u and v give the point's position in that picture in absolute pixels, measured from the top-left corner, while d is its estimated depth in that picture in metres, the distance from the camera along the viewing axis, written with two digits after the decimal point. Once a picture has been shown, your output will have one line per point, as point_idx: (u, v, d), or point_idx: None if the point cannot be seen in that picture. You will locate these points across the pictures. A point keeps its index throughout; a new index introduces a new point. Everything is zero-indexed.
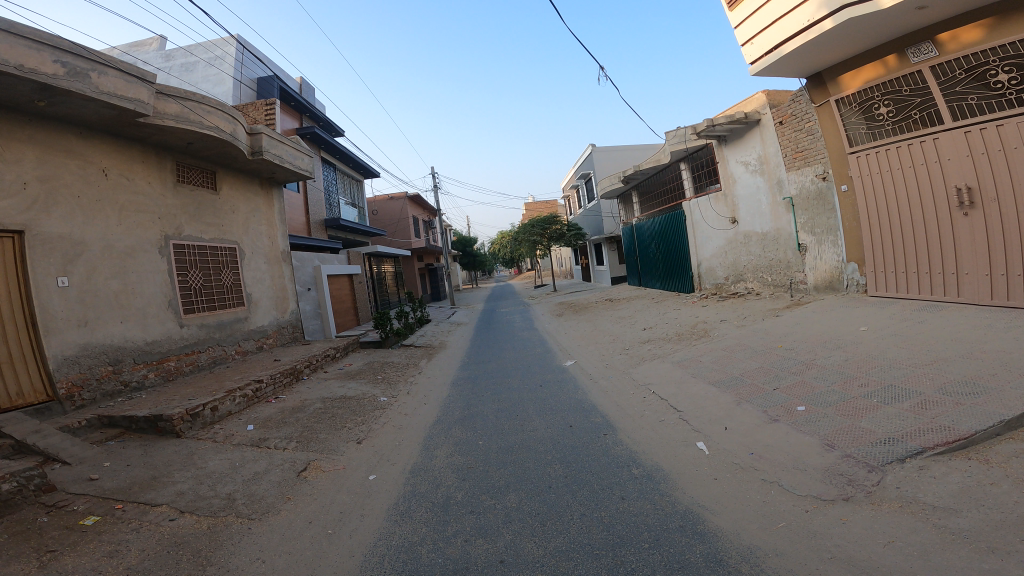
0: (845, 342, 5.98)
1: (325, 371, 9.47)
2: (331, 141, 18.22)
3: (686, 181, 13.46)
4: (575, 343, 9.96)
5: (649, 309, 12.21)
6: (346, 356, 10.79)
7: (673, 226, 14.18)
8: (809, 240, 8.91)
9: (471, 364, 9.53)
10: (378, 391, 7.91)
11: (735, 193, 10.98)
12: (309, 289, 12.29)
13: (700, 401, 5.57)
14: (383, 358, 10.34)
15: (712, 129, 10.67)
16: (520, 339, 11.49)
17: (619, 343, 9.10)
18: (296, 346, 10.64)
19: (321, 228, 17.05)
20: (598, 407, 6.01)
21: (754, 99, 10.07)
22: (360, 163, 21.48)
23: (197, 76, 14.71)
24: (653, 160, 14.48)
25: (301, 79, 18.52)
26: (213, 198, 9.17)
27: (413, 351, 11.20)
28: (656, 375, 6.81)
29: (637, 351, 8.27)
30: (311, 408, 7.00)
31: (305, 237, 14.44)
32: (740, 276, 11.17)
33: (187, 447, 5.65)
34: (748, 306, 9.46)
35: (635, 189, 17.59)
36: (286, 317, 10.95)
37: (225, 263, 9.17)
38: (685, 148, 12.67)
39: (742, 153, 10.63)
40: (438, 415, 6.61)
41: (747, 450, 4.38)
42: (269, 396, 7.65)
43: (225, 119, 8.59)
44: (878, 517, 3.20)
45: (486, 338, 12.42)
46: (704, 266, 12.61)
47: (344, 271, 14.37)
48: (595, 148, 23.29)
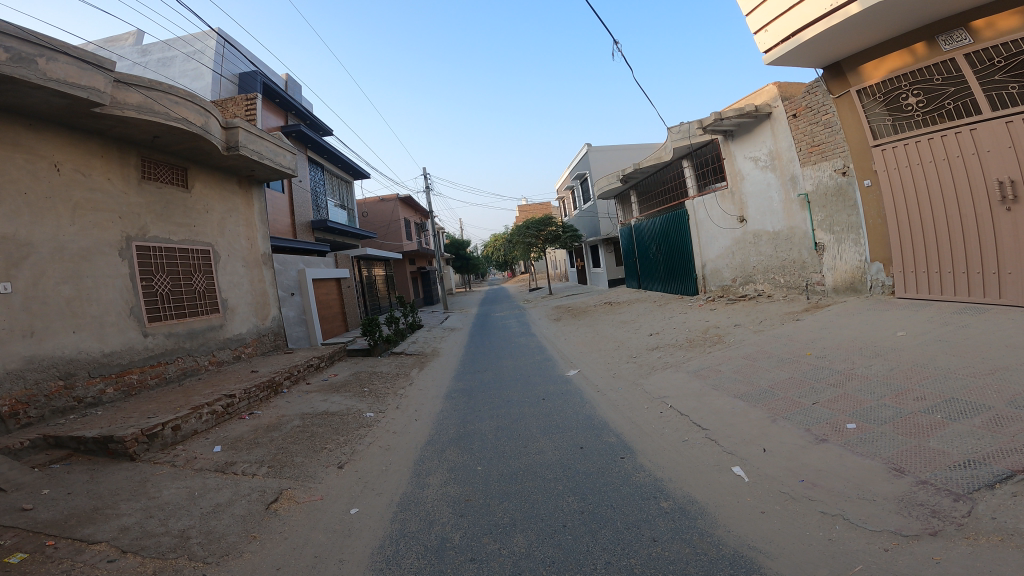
0: (884, 350, 5.41)
1: (307, 382, 8.75)
2: (318, 141, 17.48)
3: (689, 180, 12.89)
4: (577, 350, 9.33)
5: (654, 313, 11.59)
6: (332, 366, 10.08)
7: (675, 226, 13.61)
8: (827, 239, 8.35)
9: (466, 374, 8.81)
10: (365, 406, 7.21)
11: (744, 190, 10.40)
12: (292, 294, 11.56)
13: (727, 417, 4.94)
14: (372, 367, 9.62)
15: (720, 123, 10.12)
16: (517, 346, 10.79)
17: (626, 350, 8.47)
18: (277, 355, 9.90)
19: (307, 230, 16.31)
20: (611, 425, 5.35)
21: (765, 91, 9.53)
22: (349, 163, 20.74)
23: (176, 71, 13.94)
24: (653, 158, 13.92)
25: (287, 76, 17.82)
26: (185, 197, 8.45)
27: (404, 359, 10.50)
28: (672, 386, 6.18)
29: (647, 359, 7.64)
30: (288, 426, 6.30)
31: (290, 239, 13.70)
32: (749, 278, 10.56)
33: (141, 473, 4.92)
34: (761, 309, 8.86)
35: (634, 189, 17.03)
36: (267, 324, 10.20)
37: (198, 267, 8.45)
38: (689, 145, 12.12)
39: (751, 148, 10.07)
40: (430, 435, 5.94)
41: (795, 477, 3.75)
42: (243, 412, 6.94)
43: (196, 112, 7.86)
44: (980, 555, 2.59)
45: (482, 345, 11.73)
46: (709, 267, 12.02)
47: (331, 275, 13.64)
48: (590, 148, 22.79)
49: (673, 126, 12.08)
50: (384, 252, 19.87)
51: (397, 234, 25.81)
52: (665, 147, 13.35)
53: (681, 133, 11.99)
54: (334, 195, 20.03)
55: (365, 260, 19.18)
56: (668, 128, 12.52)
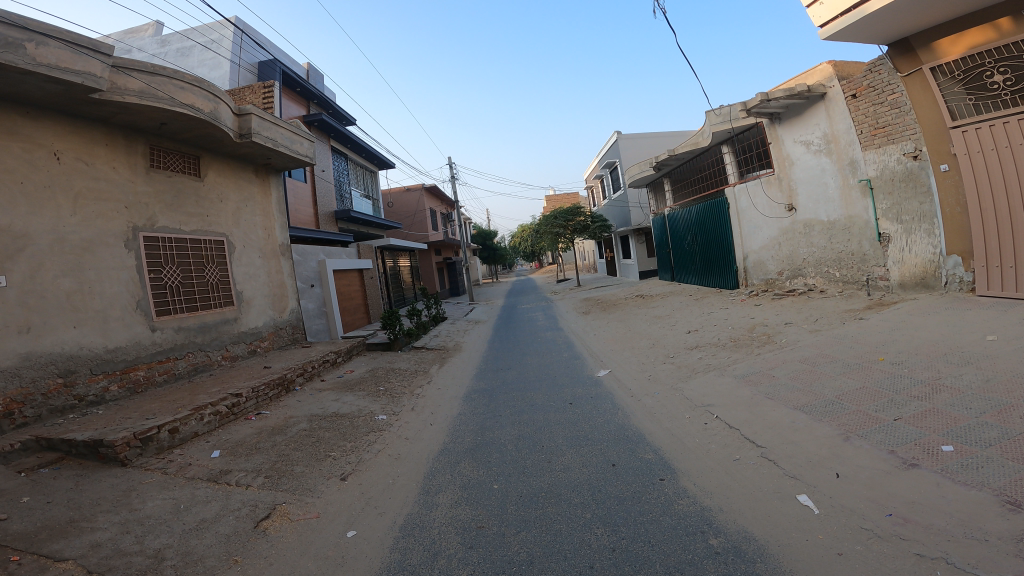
0: (975, 358, 4.60)
1: (322, 379, 8.38)
2: (340, 131, 17.14)
3: (729, 167, 11.96)
4: (607, 349, 8.66)
5: (691, 308, 10.77)
6: (350, 361, 9.70)
7: (713, 216, 12.70)
8: (893, 229, 7.42)
9: (487, 373, 8.26)
10: (378, 408, 6.75)
11: (793, 177, 9.47)
12: (312, 285, 11.21)
13: (787, 434, 4.24)
14: (390, 363, 9.19)
15: (766, 105, 9.18)
16: (543, 343, 10.18)
17: (661, 350, 7.76)
18: (294, 350, 9.58)
19: (330, 221, 16.02)
20: (647, 440, 4.70)
21: (818, 70, 8.55)
22: (373, 154, 20.39)
23: (193, 61, 13.77)
24: (689, 143, 13.01)
25: (308, 66, 17.52)
26: (197, 185, 8.14)
27: (425, 355, 10.04)
28: (717, 393, 5.47)
29: (686, 360, 6.93)
30: (293, 432, 5.89)
31: (311, 231, 13.40)
32: (798, 270, 9.66)
33: (129, 480, 4.55)
34: (815, 306, 8.00)
35: (667, 177, 16.10)
36: (284, 317, 9.88)
37: (211, 258, 8.15)
38: (729, 129, 11.18)
39: (802, 131, 9.11)
40: (445, 443, 5.42)
41: (880, 511, 3.06)
42: (250, 412, 6.58)
43: (204, 98, 7.50)
44: None
45: (507, 339, 11.17)
46: (751, 259, 11.11)
47: (352, 266, 13.28)
48: (620, 135, 21.86)
49: (712, 108, 11.17)
50: (408, 243, 19.49)
51: (423, 225, 25.45)
52: (702, 131, 12.42)
53: (721, 116, 11.06)
54: (358, 186, 19.73)
55: (389, 251, 18.85)
56: (706, 111, 11.58)
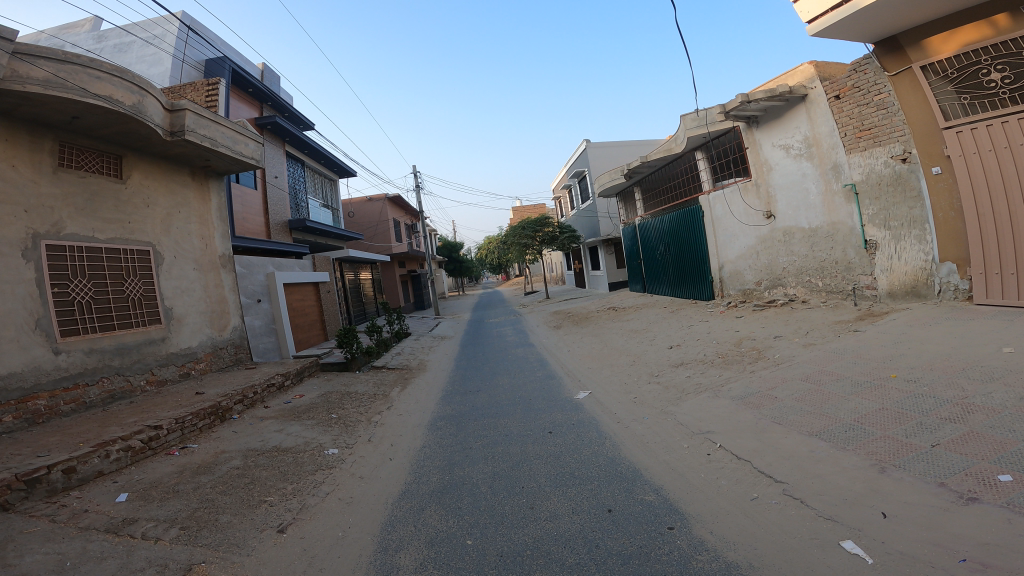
0: (998, 372, 4.20)
1: (265, 405, 7.40)
2: (296, 135, 16.12)
3: (703, 173, 11.69)
4: (585, 366, 8.05)
5: (667, 320, 10.31)
6: (300, 384, 8.72)
7: (686, 225, 12.38)
8: (881, 235, 7.17)
9: (454, 396, 7.48)
10: (329, 440, 5.89)
11: (772, 182, 9.20)
12: (259, 300, 10.17)
13: (809, 468, 3.69)
14: (346, 386, 8.30)
15: (746, 107, 8.94)
16: (514, 360, 9.47)
17: (644, 366, 7.21)
18: (235, 372, 8.53)
19: (283, 231, 14.94)
20: (645, 479, 4.04)
21: (799, 72, 8.38)
22: (332, 160, 19.38)
23: (132, 56, 12.62)
24: (662, 150, 12.72)
25: (263, 65, 16.51)
26: (118, 187, 7.11)
27: (386, 375, 9.17)
28: (715, 418, 4.90)
29: (674, 377, 6.39)
30: (222, 471, 4.97)
31: (261, 240, 12.33)
32: (776, 280, 9.33)
33: (6, 529, 3.62)
34: (801, 318, 7.61)
35: (639, 186, 15.80)
36: (225, 336, 8.83)
37: (133, 270, 7.10)
38: (704, 134, 10.93)
39: (781, 134, 8.89)
40: (410, 484, 4.62)
41: (949, 555, 2.50)
42: (173, 446, 5.62)
43: (125, 89, 6.52)
44: None
45: (474, 357, 10.40)
46: (727, 269, 10.77)
47: (306, 279, 12.27)
48: (589, 144, 21.60)
49: (688, 113, 10.90)
50: (369, 255, 18.50)
51: (385, 236, 24.44)
52: (677, 137, 12.14)
53: (697, 120, 10.80)
54: (316, 194, 18.67)
55: (348, 263, 17.82)
56: (681, 116, 11.33)
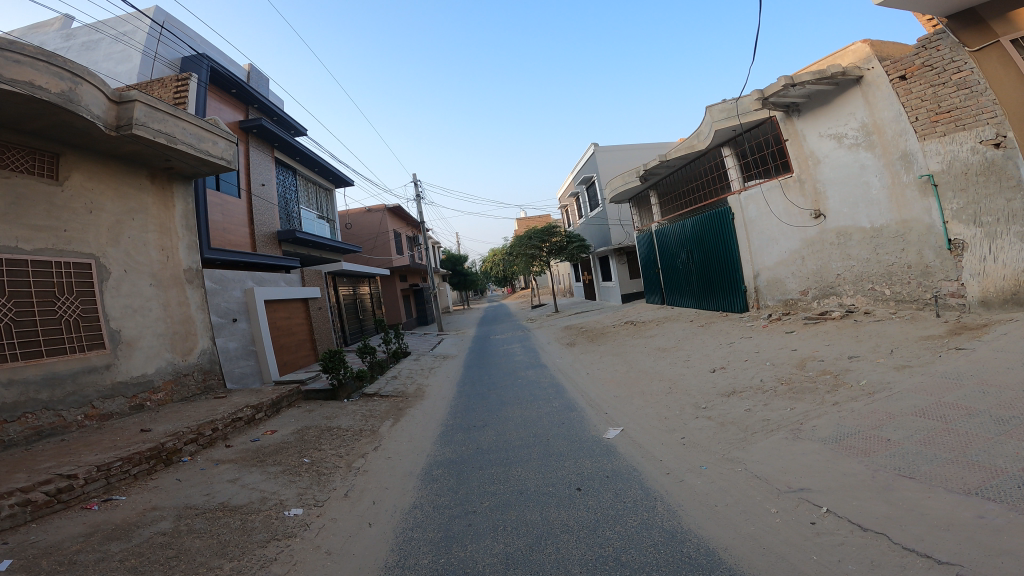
0: None
1: (229, 442, 6.17)
2: (285, 140, 15.11)
3: (732, 171, 10.51)
4: (612, 392, 6.82)
5: (698, 335, 9.02)
6: (277, 417, 7.49)
7: (712, 229, 11.16)
8: (969, 233, 5.99)
9: (456, 432, 6.26)
10: (293, 496, 4.66)
11: (820, 177, 7.99)
12: (236, 320, 8.99)
13: (989, 542, 2.52)
14: (330, 419, 7.11)
15: (788, 91, 7.76)
16: (526, 385, 8.23)
17: (685, 394, 5.99)
18: (201, 402, 7.34)
19: (272, 243, 13.84)
20: (723, 565, 2.81)
21: (850, 51, 7.23)
22: (326, 168, 18.37)
23: (100, 54, 11.78)
24: (684, 146, 11.55)
25: (249, 66, 15.64)
26: (53, 191, 6.07)
27: (379, 405, 7.96)
28: (811, 470, 3.71)
29: (728, 409, 5.19)
30: (143, 537, 3.75)
31: (243, 253, 11.20)
32: (829, 289, 8.08)
33: None
34: (871, 332, 6.36)
35: (654, 189, 14.61)
36: (190, 360, 7.67)
37: (67, 286, 6.00)
38: (734, 127, 9.75)
39: (831, 123, 7.71)
40: (397, 563, 3.41)
41: None
42: (94, 499, 4.42)
43: (53, 75, 5.45)
44: None
45: (479, 381, 9.15)
46: (763, 277, 9.52)
47: (292, 294, 11.10)
48: (596, 148, 20.52)
49: (715, 103, 9.74)
50: (366, 268, 17.36)
51: (385, 248, 23.28)
52: (700, 132, 10.97)
53: (726, 111, 9.63)
54: (309, 204, 17.64)
55: (344, 277, 16.67)
56: (706, 107, 10.16)
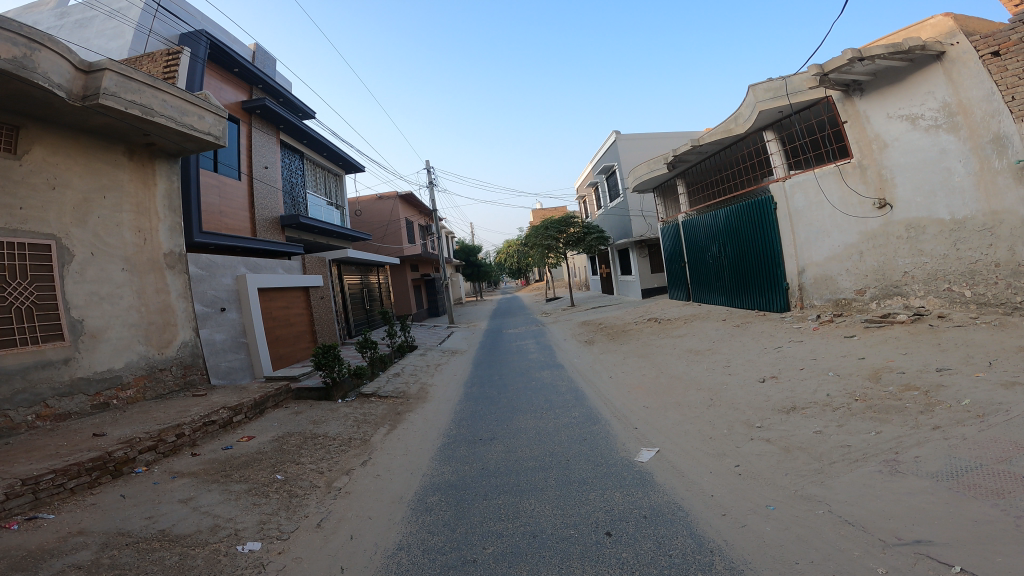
0: None
1: (196, 451, 5.46)
2: (291, 122, 14.34)
3: (775, 156, 9.48)
4: (642, 402, 5.95)
5: (735, 336, 8.06)
6: (260, 418, 6.75)
7: (748, 220, 10.15)
8: None
9: (460, 446, 5.46)
10: (253, 524, 3.86)
11: (886, 164, 7.08)
12: (226, 310, 8.26)
13: None
14: (318, 425, 6.36)
15: (852, 67, 6.90)
16: (540, 390, 7.34)
17: (730, 408, 5.09)
18: (176, 400, 6.66)
19: (274, 229, 13.12)
20: None
21: (929, 25, 6.42)
22: (335, 153, 17.59)
23: (92, 31, 11.10)
24: (721, 130, 10.50)
25: (255, 45, 14.92)
26: (8, 164, 5.47)
27: (380, 407, 7.20)
28: (922, 514, 2.86)
29: (791, 430, 4.29)
30: (51, 572, 3.01)
31: (238, 240, 10.50)
32: (893, 288, 7.14)
33: None
34: (954, 340, 5.39)
35: (682, 177, 13.52)
36: (167, 353, 6.99)
37: (21, 270, 5.41)
38: (781, 109, 8.71)
39: (902, 103, 6.85)
40: None
41: None
42: (15, 518, 3.73)
43: (3, 39, 4.81)
44: None
45: (487, 382, 8.27)
46: (809, 274, 8.55)
47: (291, 283, 10.36)
48: (619, 136, 19.42)
49: (760, 82, 8.70)
50: (376, 257, 16.58)
51: (396, 238, 22.49)
52: (740, 115, 9.89)
53: (772, 90, 8.58)
54: (317, 190, 16.91)
55: (351, 265, 15.93)
56: (749, 86, 9.09)
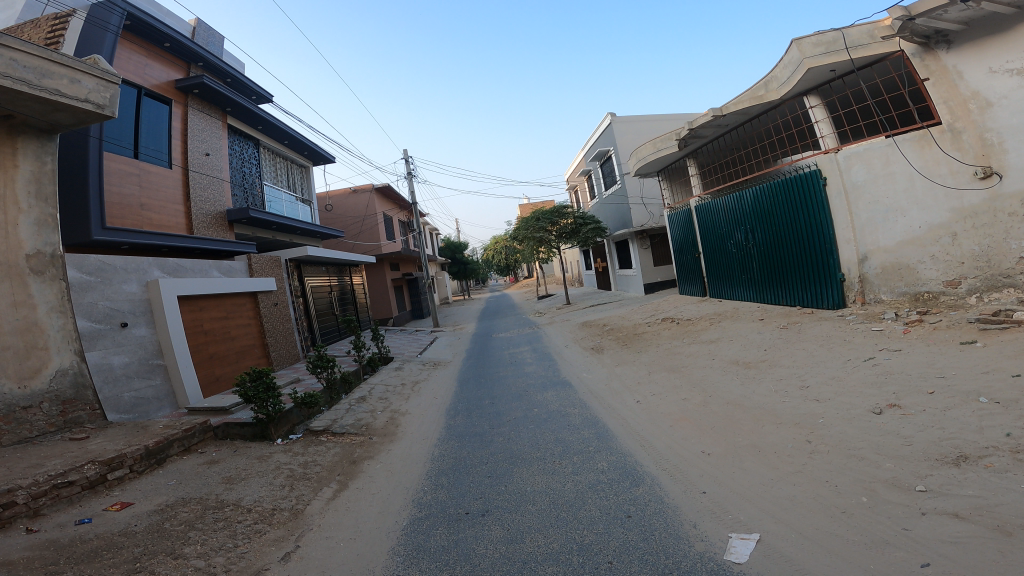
0: None
1: (31, 526, 3.61)
2: (240, 105, 12.25)
3: (820, 125, 7.89)
4: (699, 446, 4.23)
5: (791, 341, 6.39)
6: (154, 470, 4.85)
7: (784, 200, 8.48)
8: None
9: (439, 528, 3.62)
10: None
11: (990, 127, 5.80)
12: (128, 323, 6.42)
13: None
14: (231, 486, 4.49)
15: (948, 12, 5.63)
16: (546, 422, 5.53)
17: (851, 463, 3.44)
18: (47, 444, 4.78)
19: (221, 226, 11.15)
20: None
21: None
22: (299, 141, 15.56)
23: None
24: (750, 97, 8.85)
25: (194, 20, 12.81)
26: None
27: (345, 452, 5.46)
28: None
29: (987, 497, 2.73)
30: None
31: (164, 237, 8.58)
32: (1001, 279, 5.71)
33: None
34: None
35: (692, 157, 11.80)
36: (41, 384, 5.13)
37: None
38: (833, 67, 7.24)
39: (1009, 54, 5.61)
40: None
41: None
42: None
43: None
44: None
45: (475, 411, 6.41)
46: (875, 264, 6.97)
47: (230, 288, 8.47)
48: (613, 118, 17.65)
49: (807, 36, 7.21)
50: (348, 256, 14.64)
51: (372, 234, 20.42)
52: (774, 78, 8.33)
53: (825, 44, 7.10)
54: (278, 182, 14.89)
55: (318, 265, 13.97)
56: (791, 42, 7.54)
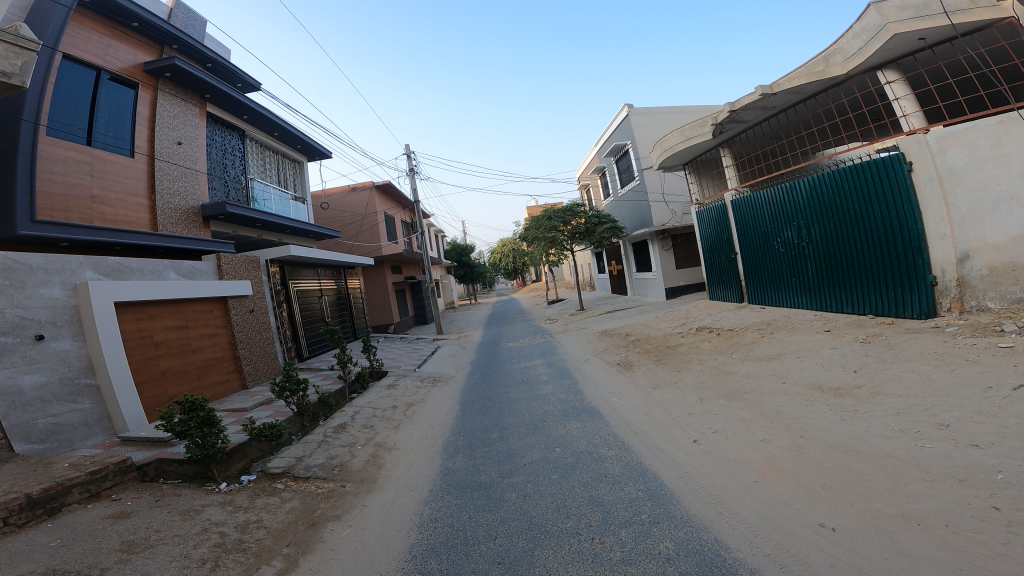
0: None
1: None
2: (223, 91, 11.00)
3: (901, 103, 6.47)
4: (811, 515, 2.86)
5: (884, 359, 5.01)
6: (40, 521, 3.58)
7: (851, 186, 7.07)
8: None
9: None
10: None
11: None
12: (49, 337, 5.16)
13: None
14: (130, 558, 3.15)
15: None
16: (573, 471, 4.14)
17: None
18: None
19: (196, 223, 9.91)
20: None
21: None
22: (290, 135, 14.33)
23: None
24: (806, 73, 7.44)
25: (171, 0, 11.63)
26: None
27: (309, 506, 4.13)
28: None
29: None
30: None
31: (118, 233, 7.37)
32: None
33: None
34: None
35: (726, 147, 10.41)
36: None
37: None
38: (921, 36, 5.92)
39: None
40: None
41: None
42: None
43: None
44: None
45: (479, 449, 5.03)
46: (981, 260, 5.57)
47: (192, 293, 7.22)
48: (630, 109, 16.28)
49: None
50: (342, 257, 13.38)
51: (372, 234, 19.12)
52: (839, 49, 6.97)
53: (915, 6, 5.76)
54: (266, 178, 13.66)
55: (309, 267, 12.70)
56: (868, 5, 6.15)
